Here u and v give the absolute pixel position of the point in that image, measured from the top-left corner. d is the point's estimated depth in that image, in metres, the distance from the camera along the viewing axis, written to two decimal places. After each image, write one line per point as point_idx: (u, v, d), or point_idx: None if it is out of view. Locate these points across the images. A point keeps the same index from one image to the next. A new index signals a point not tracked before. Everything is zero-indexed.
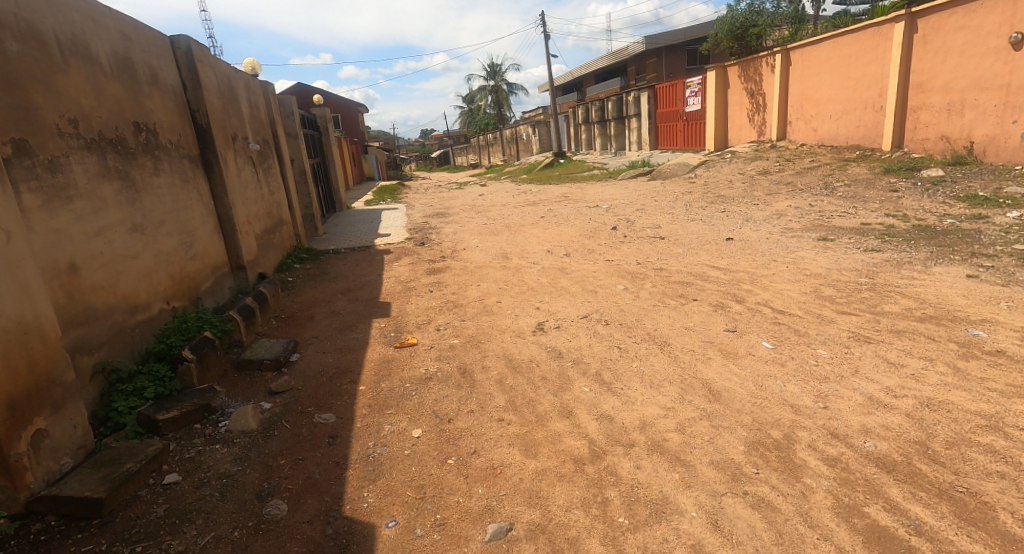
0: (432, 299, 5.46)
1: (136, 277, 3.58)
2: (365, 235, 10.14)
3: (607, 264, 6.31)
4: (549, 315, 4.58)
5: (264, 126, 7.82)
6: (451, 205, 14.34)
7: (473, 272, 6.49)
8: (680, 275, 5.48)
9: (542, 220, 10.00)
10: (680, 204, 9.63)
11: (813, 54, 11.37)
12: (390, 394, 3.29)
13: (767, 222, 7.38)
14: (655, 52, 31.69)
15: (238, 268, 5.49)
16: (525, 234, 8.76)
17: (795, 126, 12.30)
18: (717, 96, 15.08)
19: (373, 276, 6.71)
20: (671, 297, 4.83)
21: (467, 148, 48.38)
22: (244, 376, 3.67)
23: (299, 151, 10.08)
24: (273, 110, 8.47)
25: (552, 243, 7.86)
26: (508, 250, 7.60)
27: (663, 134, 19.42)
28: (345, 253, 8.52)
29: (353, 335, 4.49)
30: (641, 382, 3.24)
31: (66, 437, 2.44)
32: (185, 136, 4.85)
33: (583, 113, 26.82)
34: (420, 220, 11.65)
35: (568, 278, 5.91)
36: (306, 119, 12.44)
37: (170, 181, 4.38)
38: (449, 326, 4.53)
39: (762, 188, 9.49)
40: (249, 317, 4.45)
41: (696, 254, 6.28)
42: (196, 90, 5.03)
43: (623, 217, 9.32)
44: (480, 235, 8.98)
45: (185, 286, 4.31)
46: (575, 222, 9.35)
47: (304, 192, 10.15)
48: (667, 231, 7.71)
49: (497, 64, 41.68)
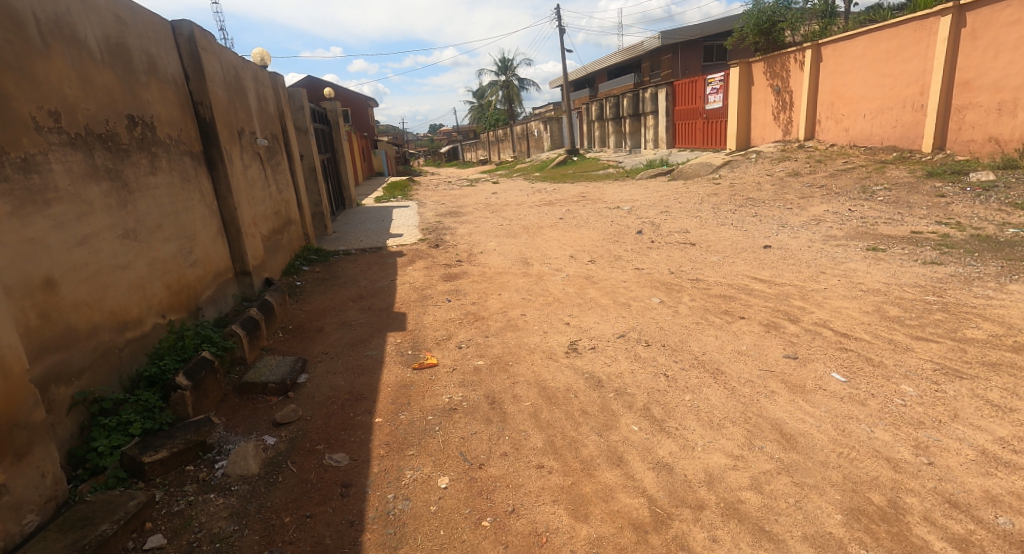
0: (451, 310, 5.07)
1: (128, 289, 3.20)
2: (376, 234, 9.75)
3: (638, 273, 5.89)
4: (582, 333, 4.17)
5: (272, 121, 7.43)
6: (465, 204, 13.93)
7: (493, 279, 6.09)
8: (721, 288, 5.05)
9: (562, 222, 9.58)
10: (707, 207, 9.16)
11: (846, 50, 10.84)
12: (411, 429, 2.89)
13: (806, 228, 6.91)
14: (671, 48, 31.08)
15: (243, 274, 5.12)
16: (545, 237, 8.34)
17: (824, 125, 11.78)
18: (740, 94, 14.56)
19: (386, 281, 6.32)
20: (715, 314, 4.41)
21: (477, 144, 47.96)
22: (245, 402, 3.29)
23: (309, 146, 9.70)
24: (282, 103, 8.09)
25: (575, 247, 7.45)
26: (528, 255, 7.20)
27: (682, 132, 18.89)
28: (356, 255, 8.13)
29: (367, 352, 4.11)
30: (698, 420, 2.82)
31: (31, 490, 2.07)
32: (186, 131, 4.46)
33: (598, 110, 26.30)
34: (433, 220, 11.25)
35: (596, 288, 5.50)
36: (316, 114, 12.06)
37: (168, 180, 4.00)
38: (472, 343, 4.14)
39: (794, 191, 9.02)
40: (254, 331, 4.07)
41: (733, 263, 5.84)
42: (199, 81, 4.64)
43: (647, 220, 8.88)
44: (497, 238, 8.57)
45: (184, 297, 3.93)
46: (596, 225, 8.92)
47: (314, 189, 9.78)
48: (697, 237, 7.28)
49: (509, 60, 41.18)
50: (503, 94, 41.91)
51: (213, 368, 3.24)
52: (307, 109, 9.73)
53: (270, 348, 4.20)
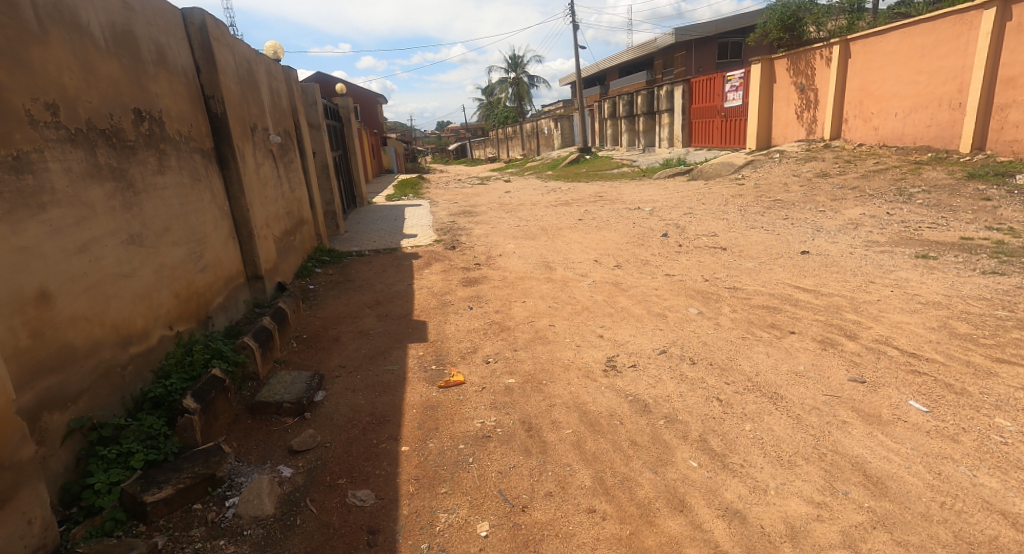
0: (474, 319, 4.78)
1: (133, 300, 2.92)
2: (389, 235, 9.46)
3: (669, 279, 5.58)
4: (620, 348, 3.87)
5: (285, 116, 7.15)
6: (478, 203, 13.64)
7: (515, 285, 5.79)
8: (762, 298, 4.73)
9: (580, 223, 9.27)
10: (733, 209, 8.82)
11: (877, 45, 10.45)
12: (442, 460, 2.61)
13: (843, 233, 6.57)
14: (685, 45, 30.59)
15: (255, 278, 4.84)
16: (565, 240, 8.04)
17: (852, 124, 11.38)
18: (762, 91, 14.16)
19: (403, 286, 6.04)
20: (761, 327, 4.09)
21: (486, 141, 47.63)
22: (259, 424, 3.01)
23: (321, 143, 9.43)
24: (295, 99, 7.81)
25: (598, 250, 7.14)
26: (549, 258, 6.90)
27: (698, 131, 18.50)
28: (370, 257, 7.85)
29: (387, 366, 3.82)
30: (765, 456, 2.51)
31: (15, 541, 1.79)
32: (197, 126, 4.18)
33: (611, 107, 25.93)
34: (446, 219, 10.97)
35: (627, 296, 5.19)
36: (328, 110, 11.81)
37: (179, 179, 3.72)
38: (500, 358, 3.85)
39: (825, 192, 8.66)
40: (267, 342, 3.79)
41: (771, 271, 5.51)
42: (211, 73, 4.36)
43: (670, 222, 8.55)
44: (515, 239, 8.27)
45: (193, 305, 3.64)
46: (618, 227, 8.59)
47: (326, 187, 9.51)
48: (727, 241, 6.95)
49: (519, 57, 40.87)
50: (512, 91, 41.53)
51: (224, 386, 2.95)
52: (319, 104, 9.45)
53: (284, 361, 3.92)
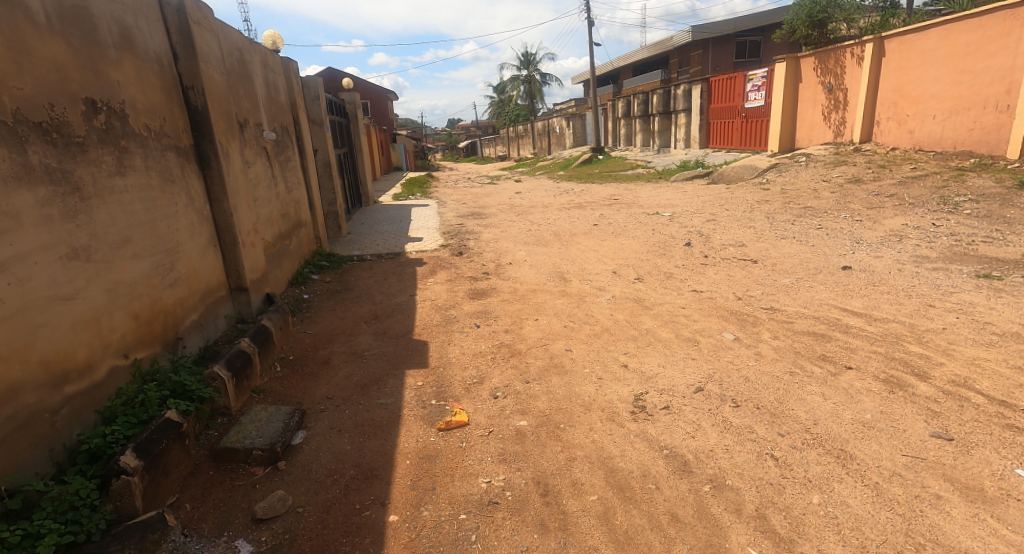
0: (481, 340, 4.29)
1: (72, 327, 2.45)
2: (394, 238, 8.99)
3: (697, 297, 5.05)
4: (648, 382, 3.36)
5: (283, 110, 6.69)
6: (488, 204, 13.15)
7: (527, 300, 5.30)
8: (805, 322, 4.20)
9: (596, 229, 8.75)
10: (760, 216, 8.26)
11: (915, 43, 9.85)
12: (438, 538, 2.13)
13: (887, 246, 6.01)
14: (702, 44, 29.91)
15: (239, 291, 4.36)
16: (580, 247, 7.52)
17: (885, 126, 10.76)
18: (786, 91, 13.57)
19: (405, 298, 5.56)
20: (810, 359, 3.57)
21: (496, 140, 47.14)
22: (221, 476, 2.54)
23: (324, 140, 8.94)
24: (294, 93, 7.33)
25: (616, 260, 6.64)
26: (563, 268, 6.40)
27: (717, 132, 17.90)
28: (372, 262, 7.37)
29: (381, 399, 3.34)
30: (844, 545, 2.00)
31: None
32: (172, 120, 3.71)
33: (625, 106, 25.37)
34: (454, 222, 10.49)
35: (652, 316, 4.67)
36: (333, 105, 11.37)
37: (145, 181, 3.24)
38: (510, 391, 3.36)
39: (859, 200, 8.09)
40: (243, 369, 3.31)
41: (812, 288, 4.97)
42: (190, 60, 3.88)
43: (693, 229, 8.01)
44: (527, 245, 7.77)
45: (159, 326, 3.18)
46: (636, 234, 8.07)
47: (328, 186, 9.05)
48: (757, 253, 6.42)
49: (532, 55, 40.41)
50: (524, 89, 40.96)
51: (179, 433, 2.48)
52: (322, 99, 8.96)
53: (264, 390, 3.44)
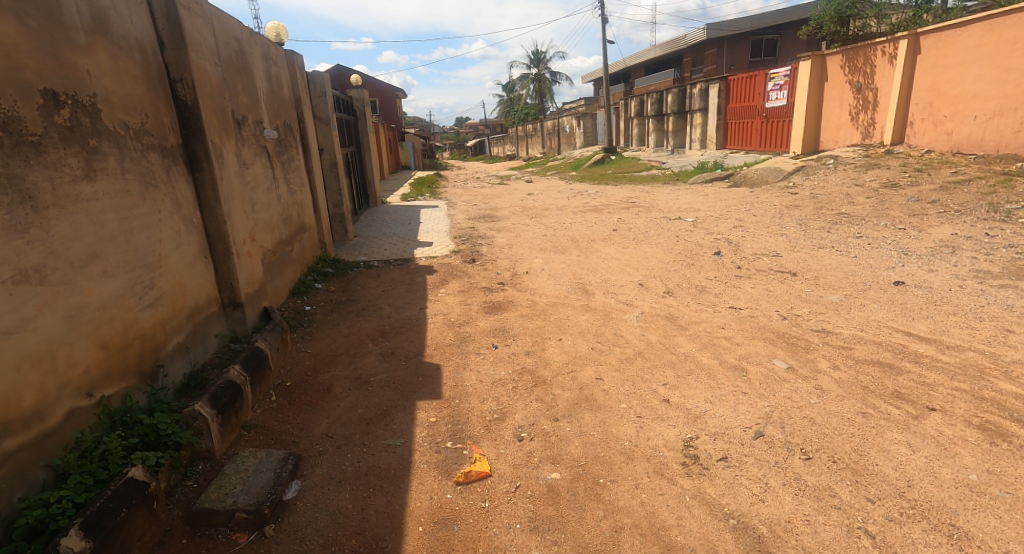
0: (500, 365, 3.85)
1: (17, 366, 2.04)
2: (403, 242, 8.57)
3: (737, 314, 4.58)
4: (697, 423, 2.91)
5: (285, 107, 6.26)
6: (499, 205, 12.71)
7: (549, 316, 4.86)
8: (866, 347, 3.73)
9: (615, 235, 8.29)
10: (791, 223, 7.78)
11: (954, 39, 9.35)
12: None
13: (939, 258, 5.52)
14: (716, 42, 29.36)
15: (232, 306, 3.93)
16: (600, 255, 7.07)
17: (919, 128, 10.23)
18: (811, 90, 13.06)
19: (416, 312, 5.12)
20: (882, 395, 3.10)
21: (504, 139, 46.68)
22: (196, 546, 2.12)
23: (331, 139, 8.50)
24: (300, 89, 6.89)
25: (641, 270, 6.19)
26: (585, 279, 5.95)
27: (735, 132, 17.39)
28: (379, 269, 6.95)
29: (388, 439, 2.91)
30: None
31: None
32: (156, 117, 3.29)
33: (638, 105, 24.86)
34: (466, 225, 10.06)
35: (690, 337, 4.21)
36: (340, 103, 10.96)
37: (121, 187, 2.82)
38: (537, 432, 2.92)
39: (898, 206, 7.59)
40: (231, 403, 2.88)
41: (865, 307, 4.49)
42: (178, 50, 3.44)
43: (720, 236, 7.54)
44: (544, 252, 7.32)
45: (135, 354, 2.75)
46: (659, 240, 7.61)
47: (335, 187, 8.63)
48: (795, 264, 5.94)
49: (542, 53, 39.97)
50: (533, 88, 40.47)
51: (145, 496, 2.06)
52: (329, 95, 8.50)
53: (255, 425, 3.01)
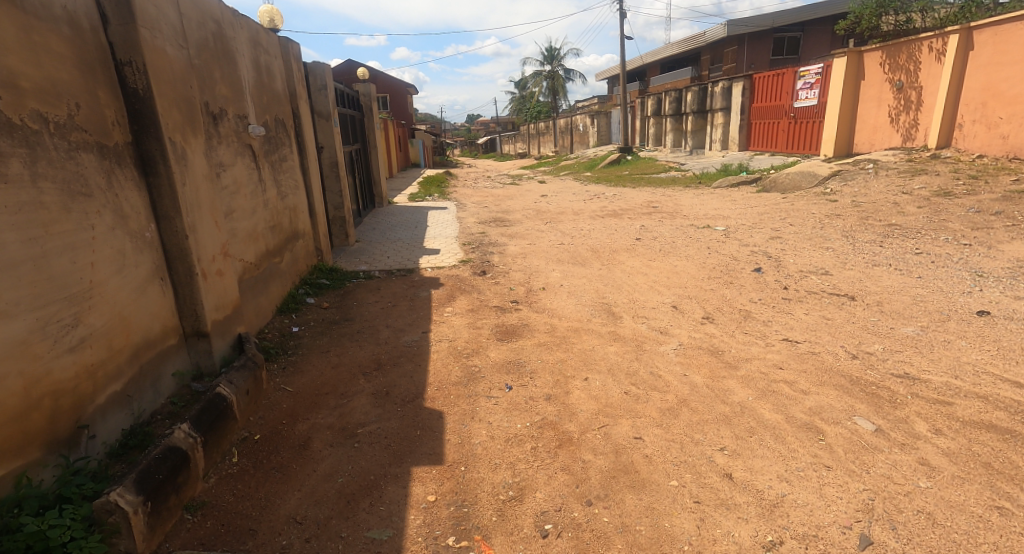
0: (516, 415, 3.18)
1: None
2: (408, 249, 7.92)
3: (794, 350, 3.89)
4: (775, 517, 2.23)
5: (277, 100, 5.61)
6: (512, 208, 12.06)
7: (571, 348, 4.19)
8: (968, 401, 3.04)
9: (639, 245, 7.60)
10: (835, 235, 7.07)
11: (1014, 33, 8.57)
12: None
13: (1021, 281, 4.78)
14: (736, 40, 28.57)
15: (196, 337, 3.27)
16: (625, 268, 6.39)
17: (969, 130, 9.45)
18: (846, 89, 12.39)
19: (417, 339, 4.46)
20: (1012, 477, 2.41)
21: (516, 137, 45.99)
22: None
23: (332, 136, 7.84)
24: (295, 81, 6.23)
25: (673, 289, 5.50)
26: (609, 300, 5.27)
27: (761, 133, 16.74)
28: (379, 282, 6.31)
29: (372, 531, 2.26)
30: None
31: None
32: (93, 107, 2.64)
33: (656, 104, 24.14)
34: (476, 229, 9.41)
35: (743, 380, 3.51)
36: (345, 98, 10.34)
37: (29, 199, 2.18)
38: (566, 523, 2.27)
39: (957, 217, 6.84)
40: (170, 479, 2.25)
41: (951, 344, 3.77)
42: (125, 25, 2.79)
43: (756, 249, 6.84)
44: (563, 264, 6.65)
45: (41, 418, 2.11)
46: (688, 253, 6.92)
47: (335, 189, 7.98)
48: (849, 285, 5.24)
49: (555, 49, 39.29)
50: (546, 85, 39.80)
51: None
52: (330, 89, 7.83)
53: (203, 504, 2.38)
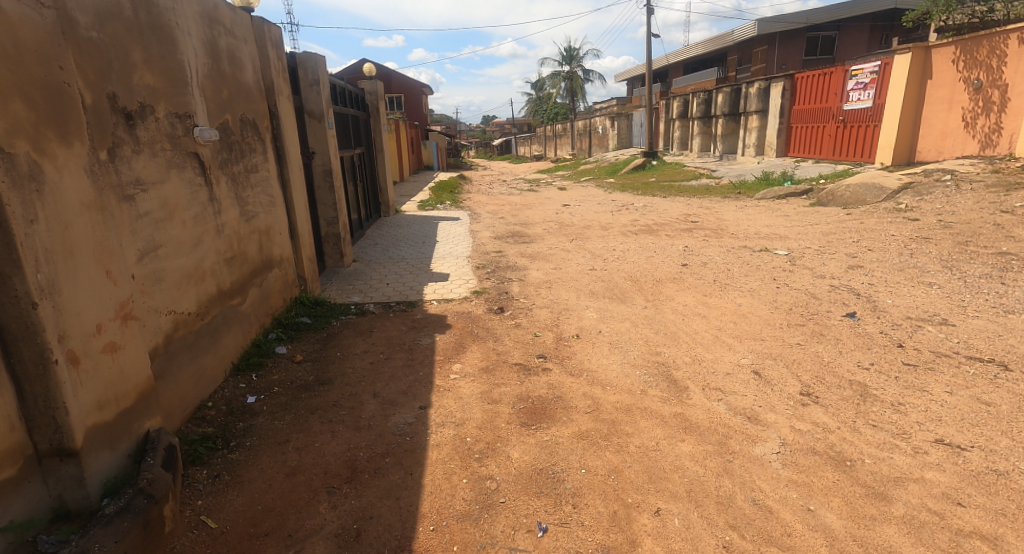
0: None
1: None
2: (411, 274, 6.74)
3: (962, 463, 2.63)
4: None
5: (244, 94, 4.43)
6: (532, 219, 10.89)
7: (625, 446, 2.98)
8: None
9: (688, 274, 6.37)
10: (932, 265, 5.79)
11: None
12: None
13: None
14: (767, 39, 27.24)
15: (57, 459, 2.08)
16: (676, 309, 5.18)
17: None
18: (909, 91, 11.38)
19: (412, 424, 3.27)
20: None
21: (532, 139, 44.89)
22: None
23: (325, 140, 6.65)
24: (273, 72, 5.03)
25: (747, 343, 4.26)
26: (668, 360, 4.05)
27: (804, 138, 15.60)
28: (372, 321, 5.13)
29: None
30: None
31: None
32: None
33: (683, 106, 22.96)
34: (492, 247, 8.22)
35: (907, 527, 2.27)
36: (345, 96, 9.22)
37: None
38: None
39: None
40: None
41: None
42: None
43: (837, 284, 5.59)
44: (600, 301, 5.45)
45: None
46: (752, 288, 5.69)
47: (328, 201, 6.81)
48: (986, 342, 3.97)
49: (574, 49, 38.17)
50: (565, 86, 38.60)
51: None
52: (323, 84, 6.65)
53: None
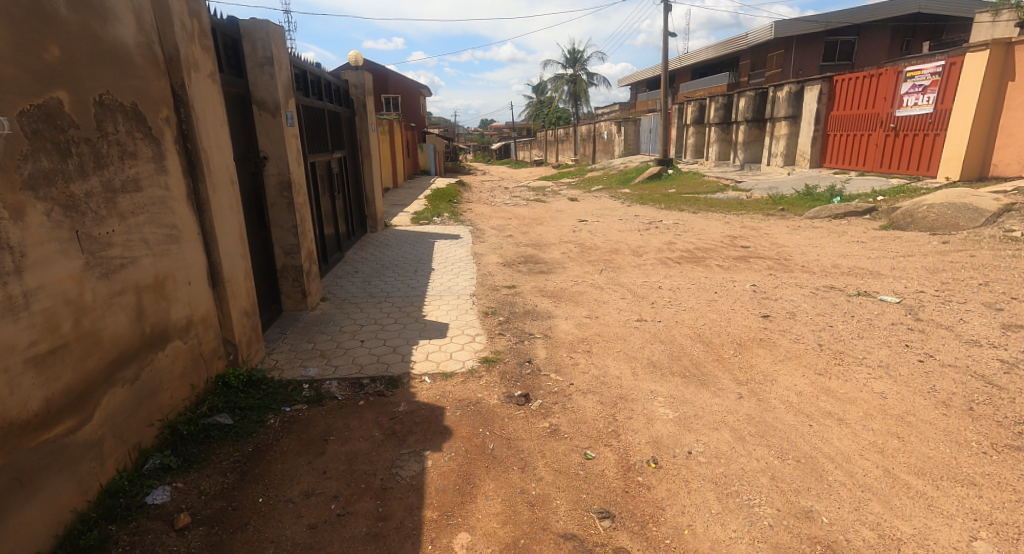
0: None
1: None
2: (395, 324, 4.92)
3: None
4: None
5: (112, 60, 2.63)
6: (546, 239, 9.15)
7: None
8: None
9: (776, 332, 4.64)
10: None
11: None
12: None
13: None
14: (784, 43, 25.77)
15: None
16: (790, 404, 3.45)
17: None
18: (986, 94, 9.97)
19: None
20: None
21: (532, 142, 43.27)
22: None
23: (281, 141, 4.86)
24: (183, 34, 3.21)
25: (955, 495, 2.51)
26: (835, 538, 2.31)
27: (844, 148, 13.97)
28: (330, 419, 3.33)
29: None
30: None
31: None
32: None
33: (700, 110, 21.39)
34: (502, 279, 6.46)
35: None
36: (321, 86, 7.40)
37: None
38: None
39: None
40: None
41: None
42: None
43: (1010, 362, 3.88)
44: (670, 384, 3.72)
45: None
46: (884, 364, 3.97)
47: (286, 223, 5.03)
48: None
49: (578, 51, 36.58)
50: (568, 89, 37.03)
51: None
52: (279, 66, 4.87)
53: None
